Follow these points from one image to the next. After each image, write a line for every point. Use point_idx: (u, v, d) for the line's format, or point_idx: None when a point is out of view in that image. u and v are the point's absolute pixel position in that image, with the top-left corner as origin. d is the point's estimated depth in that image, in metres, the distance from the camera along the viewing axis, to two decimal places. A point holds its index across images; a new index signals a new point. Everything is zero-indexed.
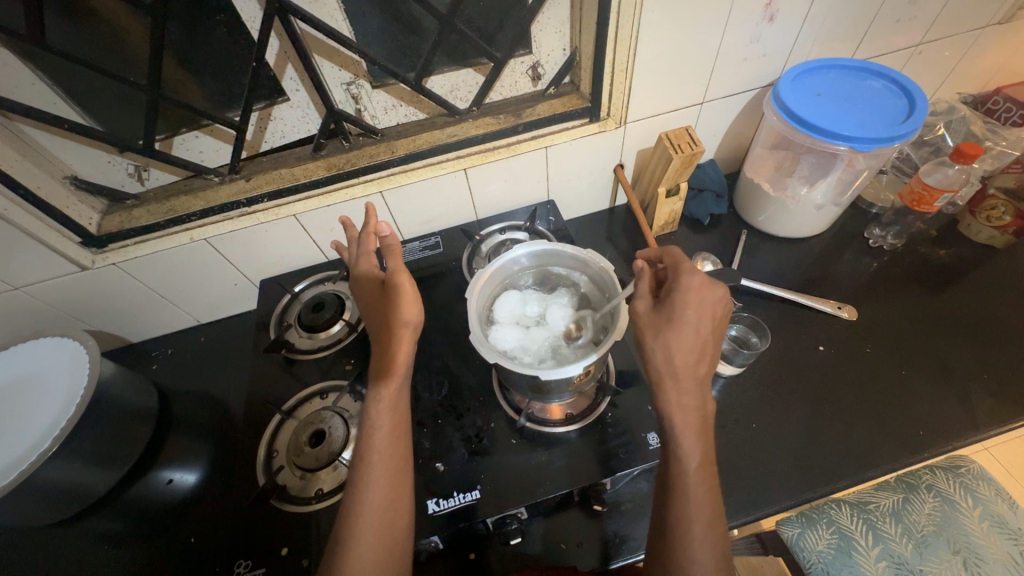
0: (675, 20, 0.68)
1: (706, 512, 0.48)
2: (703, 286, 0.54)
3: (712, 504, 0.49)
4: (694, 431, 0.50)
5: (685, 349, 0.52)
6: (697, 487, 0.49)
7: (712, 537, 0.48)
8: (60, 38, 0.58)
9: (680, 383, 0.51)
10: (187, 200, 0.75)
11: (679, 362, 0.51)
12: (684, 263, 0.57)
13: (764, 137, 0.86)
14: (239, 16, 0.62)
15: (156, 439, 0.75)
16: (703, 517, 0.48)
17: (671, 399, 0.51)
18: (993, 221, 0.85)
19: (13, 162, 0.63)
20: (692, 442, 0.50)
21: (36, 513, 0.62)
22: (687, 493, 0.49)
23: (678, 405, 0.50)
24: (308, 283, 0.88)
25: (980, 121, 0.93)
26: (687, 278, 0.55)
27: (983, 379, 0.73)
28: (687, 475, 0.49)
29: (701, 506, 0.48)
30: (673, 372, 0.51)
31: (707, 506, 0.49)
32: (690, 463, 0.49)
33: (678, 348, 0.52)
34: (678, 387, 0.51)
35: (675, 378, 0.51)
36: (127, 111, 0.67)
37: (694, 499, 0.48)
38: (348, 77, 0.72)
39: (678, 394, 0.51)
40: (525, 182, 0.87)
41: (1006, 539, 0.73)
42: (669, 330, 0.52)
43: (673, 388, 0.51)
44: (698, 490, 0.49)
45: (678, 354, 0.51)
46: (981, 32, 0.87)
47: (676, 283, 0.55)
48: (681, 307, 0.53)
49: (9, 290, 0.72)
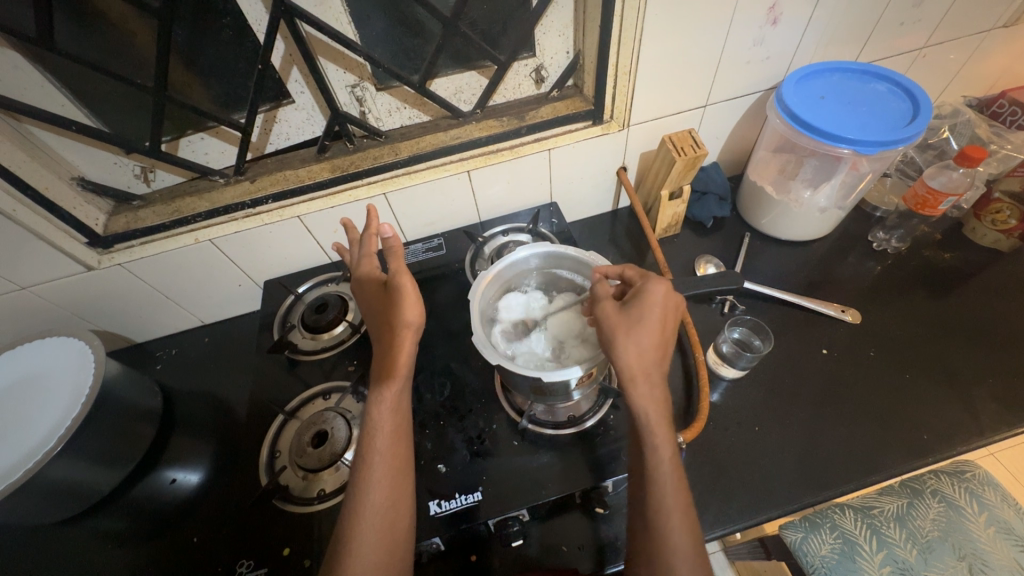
0: (678, 23, 0.68)
1: (681, 501, 0.49)
2: (668, 287, 0.55)
3: (685, 493, 0.50)
4: (664, 422, 0.51)
5: (652, 345, 0.52)
6: (672, 480, 0.49)
7: (688, 526, 0.48)
8: (68, 40, 0.59)
9: (650, 378, 0.51)
10: (192, 201, 0.75)
11: (650, 357, 0.52)
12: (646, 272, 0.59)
13: (768, 140, 0.86)
14: (245, 19, 0.63)
15: (161, 440, 0.76)
16: (680, 505, 0.49)
17: (642, 393, 0.51)
18: (998, 225, 0.85)
19: (21, 162, 0.63)
20: (661, 434, 0.51)
21: (39, 511, 0.63)
22: (661, 483, 0.49)
23: (648, 399, 0.51)
24: (312, 284, 0.88)
25: (985, 124, 0.93)
26: (652, 280, 0.55)
27: (989, 383, 0.72)
28: (661, 466, 0.50)
29: (675, 495, 0.49)
30: (643, 367, 0.51)
31: (681, 495, 0.49)
32: (664, 454, 0.50)
33: (647, 345, 0.52)
34: (648, 381, 0.51)
35: (645, 373, 0.51)
36: (133, 112, 0.68)
37: (670, 488, 0.49)
38: (353, 80, 0.72)
39: (647, 389, 0.51)
40: (529, 184, 0.87)
41: (1012, 545, 0.72)
42: (640, 329, 0.52)
43: (643, 384, 0.51)
44: (672, 479, 0.50)
45: (647, 351, 0.52)
46: (986, 35, 0.87)
47: (644, 285, 0.55)
48: (648, 306, 0.54)
49: (17, 290, 0.73)
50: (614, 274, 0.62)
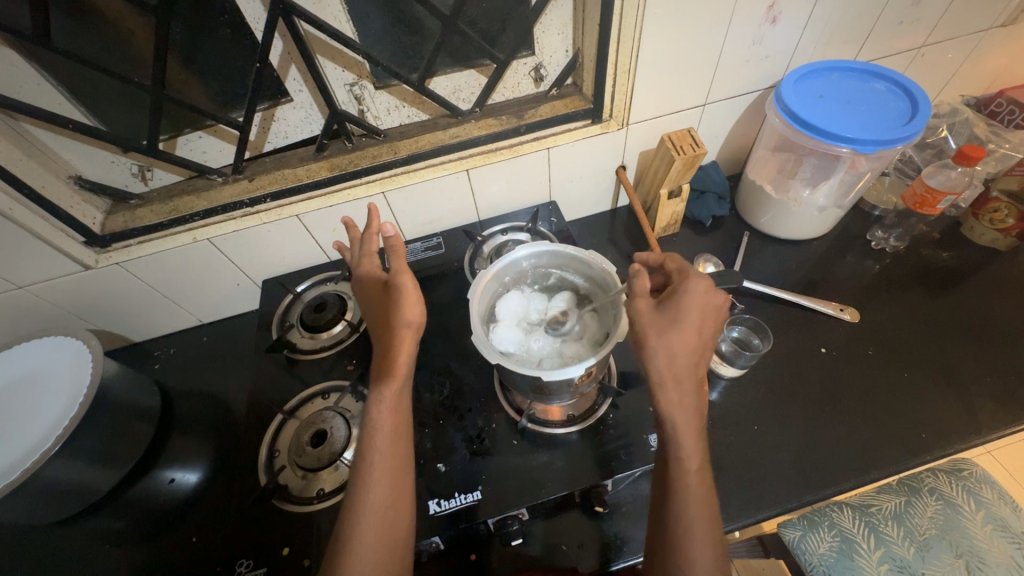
0: (677, 22, 0.68)
1: (704, 511, 0.49)
2: (709, 290, 0.54)
3: (710, 502, 0.50)
4: (694, 431, 0.50)
5: (687, 352, 0.51)
6: (696, 488, 0.49)
7: (711, 534, 0.48)
8: (64, 38, 0.59)
9: (682, 385, 0.50)
10: (190, 200, 0.75)
11: (682, 363, 0.51)
12: (689, 270, 0.57)
13: (767, 139, 0.86)
14: (243, 18, 0.63)
15: (159, 439, 0.75)
16: (703, 514, 0.49)
17: (673, 400, 0.50)
18: (996, 224, 0.85)
19: (18, 161, 0.63)
20: (691, 442, 0.50)
21: (37, 511, 0.62)
22: (687, 492, 0.49)
23: (679, 406, 0.50)
24: (311, 283, 0.88)
25: (983, 123, 0.93)
26: (693, 281, 0.54)
27: (986, 382, 0.72)
28: (687, 474, 0.49)
29: (700, 504, 0.49)
30: (675, 373, 0.50)
31: (706, 504, 0.49)
32: (691, 462, 0.50)
33: (680, 350, 0.51)
34: (679, 388, 0.50)
35: (677, 379, 0.50)
36: (131, 111, 0.67)
37: (694, 498, 0.49)
38: (351, 79, 0.72)
39: (678, 395, 0.50)
40: (528, 183, 0.87)
41: (1010, 543, 0.73)
42: (673, 332, 0.51)
43: (673, 389, 0.50)
44: (697, 488, 0.49)
45: (681, 356, 0.51)
46: (984, 34, 0.87)
47: (682, 286, 0.55)
48: (685, 309, 0.52)
49: (14, 289, 0.73)
50: (654, 262, 0.63)
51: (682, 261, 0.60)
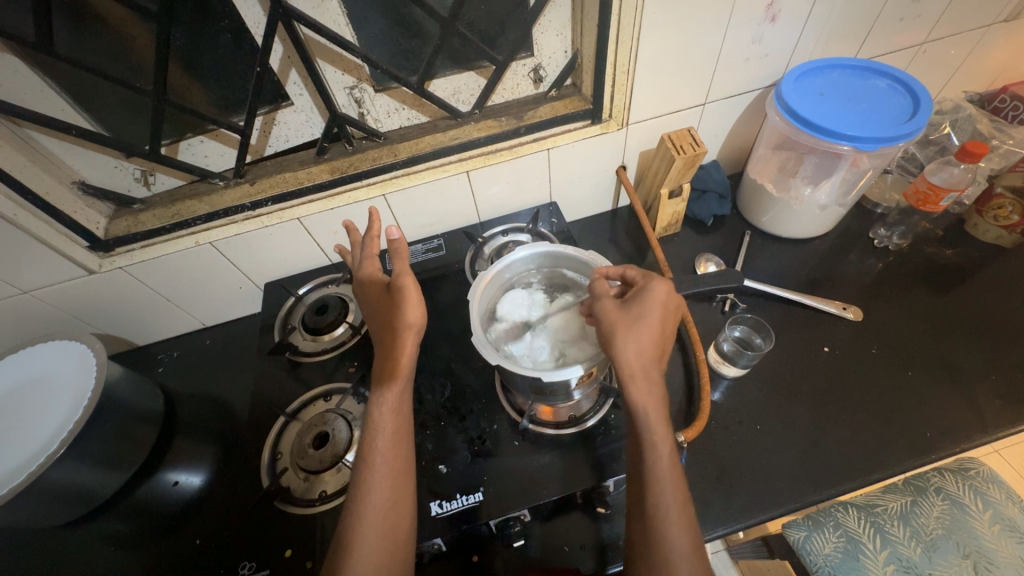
0: (676, 21, 0.68)
1: (678, 503, 0.48)
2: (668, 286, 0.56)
3: (684, 495, 0.49)
4: (664, 423, 0.51)
5: (652, 344, 0.52)
6: (670, 477, 0.49)
7: (687, 523, 0.48)
8: (66, 45, 0.59)
9: (648, 377, 0.51)
10: (192, 204, 0.76)
11: (648, 356, 0.52)
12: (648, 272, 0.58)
13: (768, 138, 0.85)
14: (243, 23, 0.63)
15: (162, 442, 0.77)
16: (677, 507, 0.48)
17: (640, 391, 0.51)
18: (1000, 221, 0.84)
19: (22, 167, 0.64)
20: (661, 435, 0.50)
21: (42, 515, 0.63)
22: (660, 485, 0.49)
23: (647, 398, 0.50)
24: (313, 286, 0.88)
25: (986, 119, 0.92)
26: (653, 280, 0.56)
27: (992, 380, 0.72)
28: (659, 467, 0.49)
29: (674, 496, 0.48)
30: (642, 365, 0.51)
31: (679, 497, 0.49)
32: (663, 454, 0.49)
33: (647, 344, 0.52)
34: (647, 380, 0.51)
35: (644, 372, 0.51)
36: (133, 116, 0.68)
37: (669, 486, 0.48)
38: (351, 82, 0.73)
39: (647, 387, 0.51)
40: (528, 184, 0.87)
41: (1017, 542, 0.72)
42: (639, 327, 0.52)
43: (642, 382, 0.51)
44: (670, 481, 0.49)
45: (646, 349, 0.52)
46: (987, 30, 0.87)
47: (645, 285, 0.56)
48: (649, 304, 0.54)
49: (18, 294, 0.73)
50: (614, 274, 0.62)
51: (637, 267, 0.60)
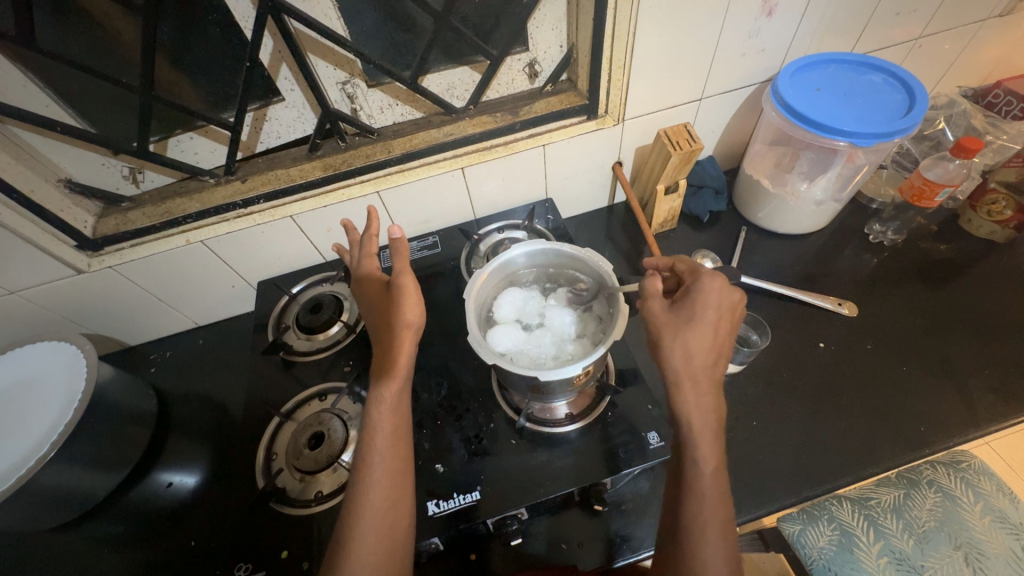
0: (673, 15, 0.67)
1: (719, 516, 0.48)
2: (724, 287, 0.54)
3: (725, 508, 0.48)
4: (711, 433, 0.50)
5: (705, 351, 0.52)
6: (712, 490, 0.48)
7: (724, 537, 0.47)
8: (50, 39, 0.58)
9: (699, 384, 0.51)
10: (183, 202, 0.74)
11: (698, 363, 0.51)
12: (701, 268, 0.57)
13: (763, 133, 0.85)
14: (232, 16, 0.62)
15: (156, 443, 0.76)
16: (718, 520, 0.47)
17: (689, 399, 0.50)
18: (994, 216, 0.85)
19: (7, 165, 0.62)
20: (708, 445, 0.49)
21: (34, 518, 0.62)
22: (702, 497, 0.48)
23: (697, 406, 0.50)
24: (306, 284, 0.87)
25: (980, 114, 0.92)
26: (708, 279, 0.54)
27: (984, 375, 0.72)
28: (702, 478, 0.49)
29: (716, 509, 0.48)
30: (692, 373, 0.51)
31: (721, 510, 0.48)
32: (708, 466, 0.49)
33: (697, 349, 0.51)
34: (698, 387, 0.50)
35: (693, 379, 0.51)
36: (121, 112, 0.67)
37: (709, 499, 0.48)
38: (344, 77, 0.71)
39: (697, 395, 0.50)
40: (524, 181, 0.86)
41: (1008, 534, 0.73)
42: (690, 331, 0.52)
43: (689, 390, 0.50)
44: (712, 494, 0.48)
45: (699, 355, 0.51)
46: (981, 25, 0.87)
47: (696, 284, 0.55)
48: (701, 307, 0.53)
49: (6, 295, 0.72)
50: (665, 267, 0.63)
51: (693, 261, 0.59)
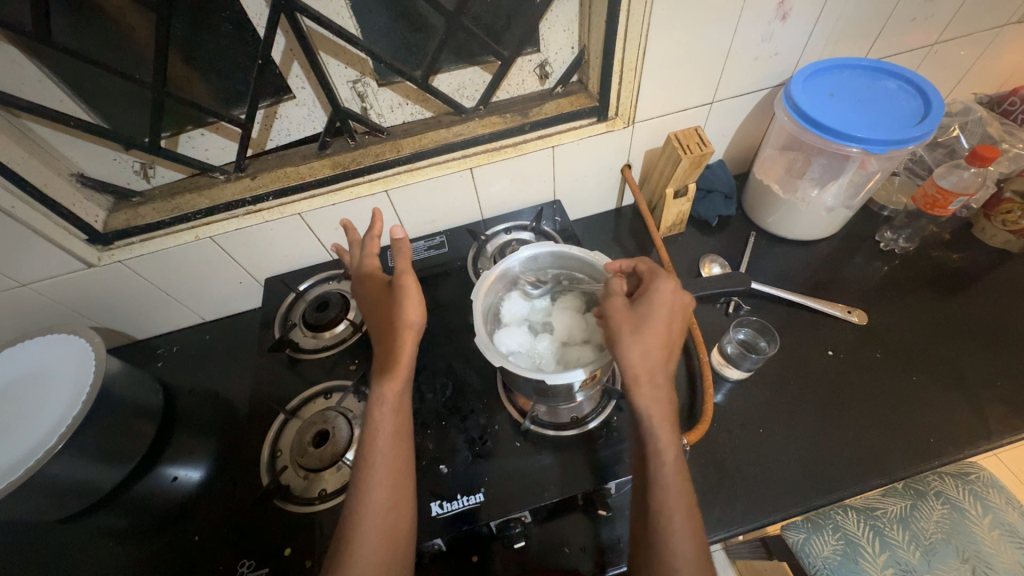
0: (686, 18, 0.67)
1: (684, 507, 0.47)
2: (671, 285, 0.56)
3: (689, 500, 0.48)
4: (668, 424, 0.50)
5: (658, 345, 0.52)
6: (676, 482, 0.48)
7: (692, 532, 0.47)
8: (65, 34, 0.58)
9: (655, 376, 0.51)
10: (192, 198, 0.75)
11: (653, 356, 0.51)
12: (658, 270, 0.58)
13: (775, 138, 0.85)
14: (245, 13, 0.62)
15: (162, 437, 0.76)
16: (683, 512, 0.47)
17: (647, 392, 0.50)
18: (1009, 225, 0.84)
19: (20, 159, 0.63)
20: (665, 438, 0.49)
21: (41, 509, 0.62)
22: (664, 491, 0.48)
23: (654, 398, 0.50)
24: (313, 282, 0.87)
25: (996, 122, 0.91)
26: (660, 281, 0.56)
27: (997, 387, 0.71)
28: (662, 469, 0.49)
29: (680, 501, 0.47)
30: (649, 366, 0.51)
31: (685, 501, 0.48)
32: (668, 458, 0.49)
33: (653, 344, 0.51)
34: (654, 378, 0.51)
35: (649, 372, 0.50)
36: (134, 108, 0.67)
37: (674, 492, 0.48)
38: (354, 76, 0.72)
39: (654, 387, 0.50)
40: (532, 182, 0.86)
41: (1016, 547, 0.72)
42: (645, 327, 0.52)
43: (647, 384, 0.50)
44: (674, 486, 0.48)
45: (653, 349, 0.51)
46: (999, 31, 0.86)
47: (650, 286, 0.56)
48: (655, 305, 0.54)
49: (17, 287, 0.73)
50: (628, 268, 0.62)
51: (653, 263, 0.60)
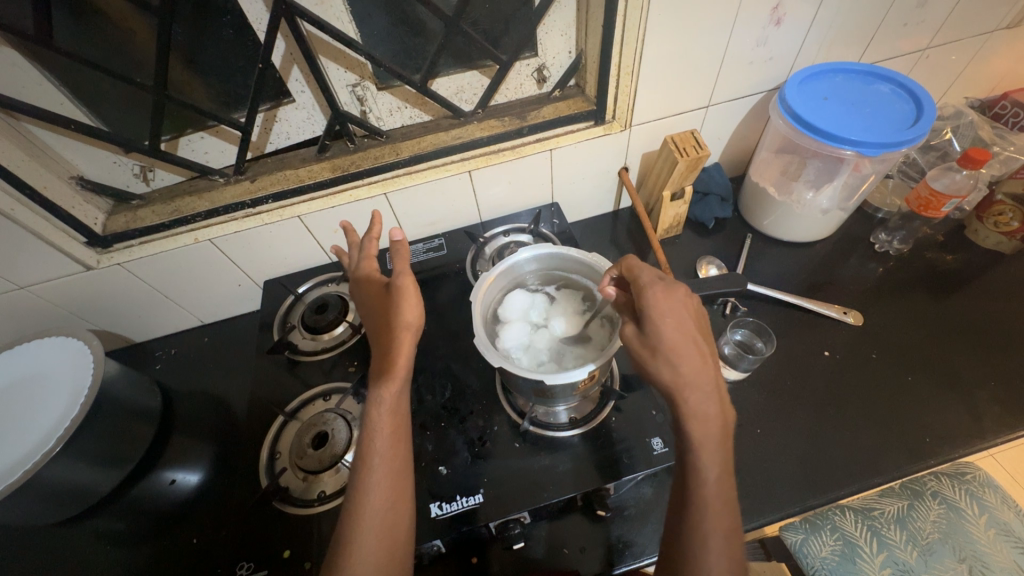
0: (682, 22, 0.67)
1: (723, 521, 0.47)
2: (667, 292, 0.52)
3: (729, 513, 0.48)
4: (714, 440, 0.48)
5: (691, 357, 0.49)
6: (715, 497, 0.47)
7: (728, 547, 0.46)
8: (66, 38, 0.58)
9: (694, 392, 0.48)
10: (192, 201, 0.75)
11: (686, 370, 0.49)
12: (639, 276, 0.55)
13: (770, 142, 0.85)
14: (245, 18, 0.62)
15: (160, 440, 0.75)
16: (719, 527, 0.47)
17: (689, 407, 0.48)
18: (1001, 227, 0.85)
19: (19, 162, 0.63)
20: (712, 452, 0.48)
21: (38, 513, 0.62)
22: (702, 505, 0.47)
23: (697, 414, 0.48)
24: (313, 284, 0.88)
25: (988, 126, 0.91)
26: (652, 293, 0.52)
27: (991, 387, 0.72)
28: (707, 485, 0.48)
29: (719, 516, 0.47)
30: (685, 383, 0.49)
31: (725, 516, 0.47)
32: (711, 473, 0.48)
33: (682, 359, 0.49)
34: (698, 392, 0.48)
35: (689, 387, 0.48)
36: (134, 111, 0.67)
37: (712, 508, 0.47)
38: (354, 79, 0.72)
39: (700, 401, 0.48)
40: (529, 185, 0.87)
41: (1013, 547, 0.72)
42: (665, 348, 0.49)
43: (693, 398, 0.48)
44: (715, 501, 0.47)
45: (683, 363, 0.49)
46: (989, 36, 0.87)
47: (642, 297, 0.52)
48: (660, 318, 0.50)
49: (16, 289, 0.73)
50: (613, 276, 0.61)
51: (634, 267, 0.57)
